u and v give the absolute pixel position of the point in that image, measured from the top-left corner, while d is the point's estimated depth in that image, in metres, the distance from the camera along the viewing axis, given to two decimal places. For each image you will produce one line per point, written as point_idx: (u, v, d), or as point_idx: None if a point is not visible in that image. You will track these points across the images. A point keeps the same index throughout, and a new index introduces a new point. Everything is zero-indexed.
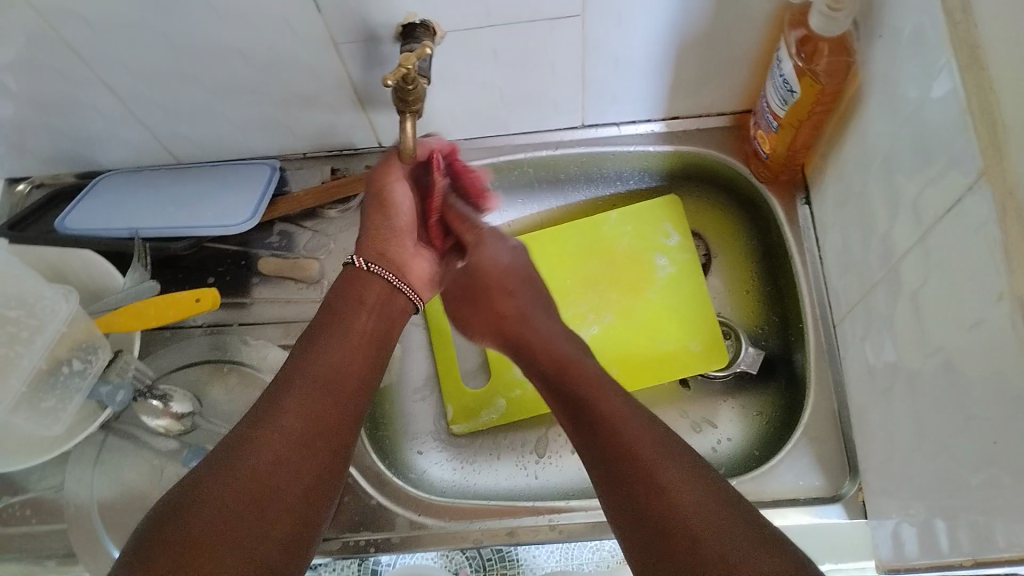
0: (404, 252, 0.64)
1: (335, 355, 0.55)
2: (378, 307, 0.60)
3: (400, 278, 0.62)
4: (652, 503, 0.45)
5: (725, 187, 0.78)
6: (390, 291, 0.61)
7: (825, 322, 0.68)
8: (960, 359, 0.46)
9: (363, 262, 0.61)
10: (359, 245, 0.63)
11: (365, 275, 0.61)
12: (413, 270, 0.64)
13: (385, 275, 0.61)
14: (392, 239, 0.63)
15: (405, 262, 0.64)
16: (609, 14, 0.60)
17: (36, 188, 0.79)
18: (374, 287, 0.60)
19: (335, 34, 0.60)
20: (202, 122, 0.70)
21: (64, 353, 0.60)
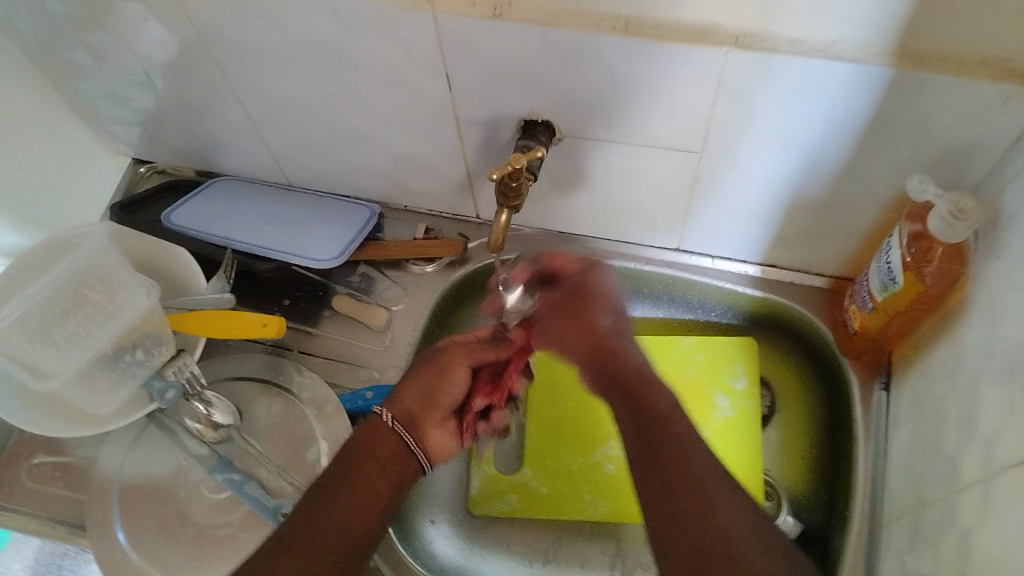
0: (431, 420, 0.61)
1: (343, 510, 0.54)
2: (394, 468, 0.58)
3: (417, 442, 0.60)
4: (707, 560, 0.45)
5: (804, 347, 0.76)
6: (404, 454, 0.59)
7: (872, 517, 0.64)
8: None
9: (388, 417, 0.60)
10: (392, 401, 0.61)
11: (383, 431, 0.59)
12: (433, 439, 0.61)
13: (405, 437, 0.59)
14: (433, 403, 0.62)
15: (431, 424, 0.61)
16: (729, 157, 0.60)
17: (157, 173, 0.83)
18: (387, 443, 0.58)
19: (462, 113, 0.62)
20: (320, 156, 0.73)
21: (130, 341, 0.62)
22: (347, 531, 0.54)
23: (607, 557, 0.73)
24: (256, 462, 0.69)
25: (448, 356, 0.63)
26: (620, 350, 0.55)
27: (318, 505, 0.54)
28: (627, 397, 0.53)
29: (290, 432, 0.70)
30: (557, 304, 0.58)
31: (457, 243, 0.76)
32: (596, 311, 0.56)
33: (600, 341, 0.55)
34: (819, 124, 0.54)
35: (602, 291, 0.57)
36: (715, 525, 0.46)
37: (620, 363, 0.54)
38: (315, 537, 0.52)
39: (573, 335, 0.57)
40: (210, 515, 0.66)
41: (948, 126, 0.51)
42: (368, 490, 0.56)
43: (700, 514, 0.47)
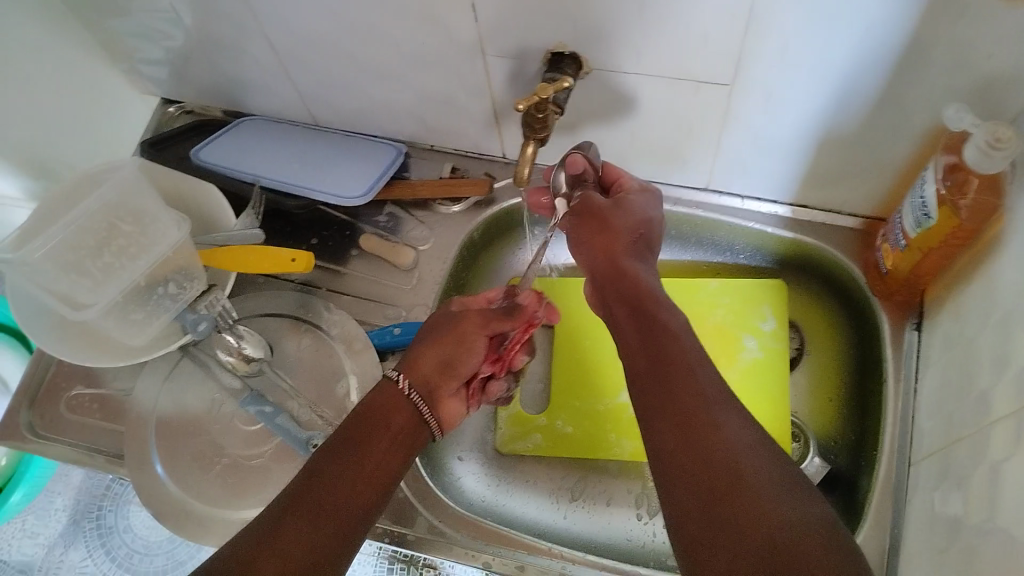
0: (447, 390, 0.62)
1: (347, 474, 0.52)
2: (404, 435, 0.58)
3: (432, 411, 0.60)
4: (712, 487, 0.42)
5: (834, 288, 0.75)
6: (418, 422, 0.59)
7: (901, 456, 0.64)
8: (1021, 536, 0.44)
9: (403, 384, 0.60)
10: (411, 366, 0.61)
11: (401, 401, 0.59)
12: (445, 409, 0.62)
13: (420, 404, 0.59)
14: (447, 369, 0.62)
15: (445, 392, 0.62)
16: (760, 91, 0.59)
17: (185, 113, 0.84)
18: (401, 414, 0.58)
19: (489, 47, 0.61)
20: (346, 93, 0.73)
21: (162, 274, 0.63)
22: (351, 497, 0.52)
23: (633, 495, 0.74)
24: (287, 396, 0.70)
25: (462, 322, 0.63)
26: (635, 269, 0.57)
27: (324, 470, 0.52)
28: (637, 313, 0.54)
29: (320, 367, 0.72)
30: (590, 213, 0.61)
31: (484, 183, 0.76)
32: (626, 216, 0.60)
33: (616, 257, 0.58)
34: (855, 53, 0.53)
35: (620, 212, 0.60)
36: (718, 439, 0.43)
37: (609, 271, 0.58)
38: (320, 498, 0.50)
39: (597, 239, 0.60)
40: (242, 447, 0.68)
41: (989, 52, 0.49)
42: (374, 457, 0.55)
43: (708, 438, 0.44)
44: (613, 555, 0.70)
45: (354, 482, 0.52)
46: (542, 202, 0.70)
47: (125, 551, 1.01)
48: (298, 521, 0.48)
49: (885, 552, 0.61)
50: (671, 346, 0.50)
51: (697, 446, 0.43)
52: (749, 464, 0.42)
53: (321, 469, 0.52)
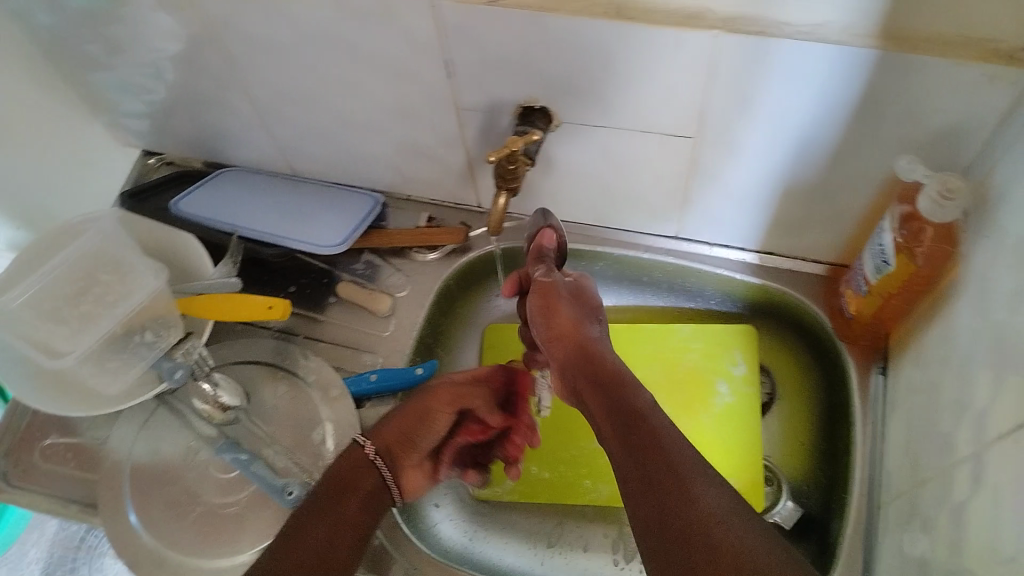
0: (409, 461, 0.64)
1: (322, 534, 0.54)
2: (371, 497, 0.59)
3: (393, 476, 0.62)
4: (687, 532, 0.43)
5: (803, 334, 0.77)
6: (382, 488, 0.60)
7: (870, 498, 0.65)
8: (983, 575, 0.45)
9: (371, 451, 0.61)
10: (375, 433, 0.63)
11: (367, 465, 0.60)
12: (409, 479, 0.64)
13: (384, 471, 0.61)
14: (410, 447, 0.64)
15: (409, 465, 0.64)
16: (724, 143, 0.61)
17: (166, 164, 0.86)
18: (369, 478, 0.60)
19: (462, 101, 0.64)
20: (325, 145, 0.75)
21: (139, 322, 0.64)
22: (333, 546, 0.54)
23: (609, 539, 0.74)
24: (263, 443, 0.70)
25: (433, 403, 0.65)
26: (602, 354, 0.59)
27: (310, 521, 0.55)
28: (604, 391, 0.55)
29: (297, 415, 0.72)
30: (539, 290, 0.65)
31: (459, 231, 0.77)
32: (574, 308, 0.63)
33: (581, 343, 0.60)
34: (811, 109, 0.55)
35: (574, 286, 0.65)
36: (696, 494, 0.45)
37: (581, 349, 0.60)
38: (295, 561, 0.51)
39: (563, 327, 0.62)
40: (217, 494, 0.68)
41: (937, 106, 0.52)
42: (351, 519, 0.56)
43: (682, 487, 0.45)
44: None
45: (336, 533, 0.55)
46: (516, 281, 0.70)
47: None
48: None
49: None
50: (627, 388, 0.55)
51: (669, 482, 0.46)
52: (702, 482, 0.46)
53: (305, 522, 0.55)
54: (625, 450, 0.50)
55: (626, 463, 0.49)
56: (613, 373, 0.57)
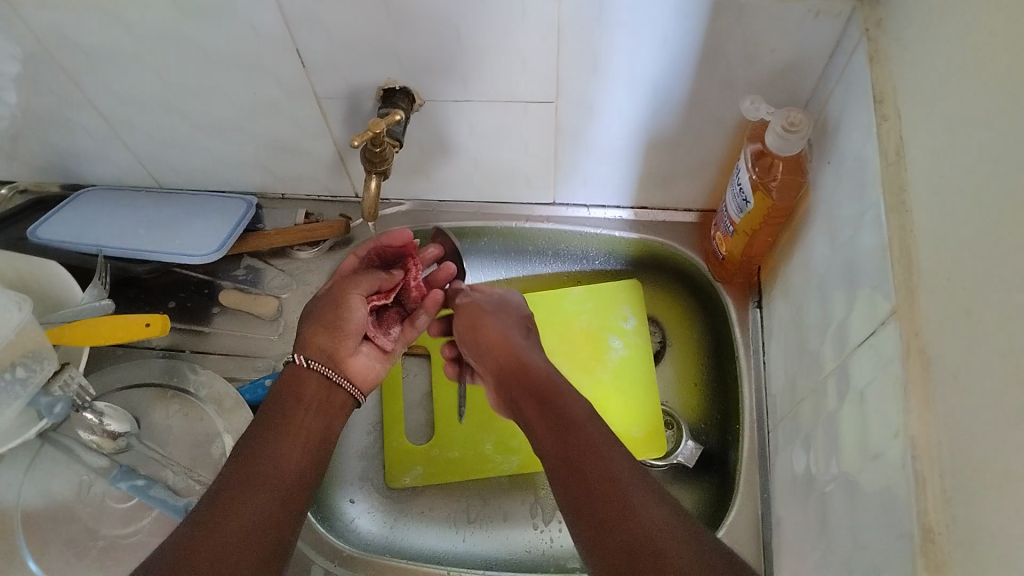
0: (347, 349, 0.64)
1: (270, 461, 0.55)
2: (315, 434, 0.59)
3: (338, 373, 0.63)
4: (614, 521, 0.47)
5: (685, 281, 0.80)
6: (329, 387, 0.62)
7: (760, 425, 0.69)
8: (858, 475, 0.49)
9: (304, 359, 0.62)
10: (304, 340, 0.63)
11: (306, 373, 0.61)
12: (354, 368, 0.65)
13: (327, 372, 0.62)
14: (297, 403, 0.60)
15: (346, 355, 0.64)
16: (583, 104, 0.63)
17: (19, 193, 0.80)
18: (312, 384, 0.61)
19: (321, 90, 0.63)
20: (186, 152, 0.73)
21: (8, 360, 0.60)
22: (282, 476, 0.54)
23: (527, 506, 0.76)
24: (160, 466, 0.68)
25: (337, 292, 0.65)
26: (528, 365, 0.63)
27: (225, 498, 0.51)
28: (543, 405, 0.59)
29: (194, 432, 0.70)
30: (471, 315, 0.69)
31: (338, 224, 0.76)
32: (491, 320, 0.68)
33: (517, 359, 0.64)
34: (659, 61, 0.57)
35: (507, 304, 0.71)
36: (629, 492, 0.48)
37: (516, 368, 0.64)
38: (246, 492, 0.52)
39: (492, 344, 0.66)
40: (119, 525, 0.66)
41: (772, 46, 0.55)
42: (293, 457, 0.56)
43: (612, 483, 0.49)
44: (515, 568, 0.72)
45: (265, 494, 0.52)
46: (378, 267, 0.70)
47: None
48: (226, 514, 0.50)
49: (758, 516, 0.67)
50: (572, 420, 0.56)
51: (599, 474, 0.50)
52: (651, 511, 0.46)
53: (224, 499, 0.50)
54: (561, 451, 0.53)
55: (560, 461, 0.53)
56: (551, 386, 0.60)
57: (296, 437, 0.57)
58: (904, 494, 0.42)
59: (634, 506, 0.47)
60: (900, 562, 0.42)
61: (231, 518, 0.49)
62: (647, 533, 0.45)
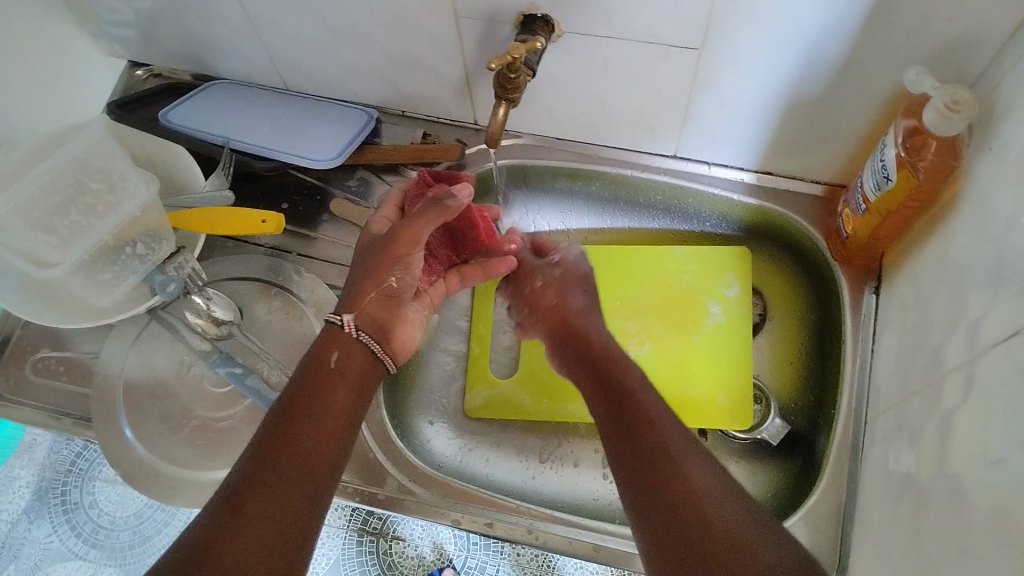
0: (398, 316, 0.61)
1: (324, 396, 0.54)
2: (359, 382, 0.57)
3: (386, 346, 0.60)
4: (671, 504, 0.46)
5: (796, 255, 0.77)
6: (374, 361, 0.59)
7: (857, 413, 0.67)
8: (969, 480, 0.46)
9: (353, 327, 0.58)
10: (353, 305, 0.59)
11: (350, 340, 0.58)
12: (400, 337, 0.62)
13: (372, 344, 0.58)
14: (337, 375, 0.55)
15: (398, 322, 0.62)
16: (729, 56, 0.60)
17: (153, 77, 0.83)
18: (357, 357, 0.57)
19: (461, 9, 0.62)
20: (317, 56, 0.73)
21: (132, 235, 0.63)
22: (334, 410, 0.54)
23: (599, 455, 0.75)
24: (258, 358, 0.71)
25: (400, 237, 0.60)
26: (585, 326, 0.64)
27: (245, 495, 0.46)
28: (592, 368, 0.60)
29: (291, 332, 0.72)
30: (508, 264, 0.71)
31: (453, 148, 0.77)
32: (568, 290, 0.67)
33: (570, 320, 0.65)
34: (821, 19, 0.54)
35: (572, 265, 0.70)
36: (688, 474, 0.47)
37: (568, 327, 0.64)
38: (302, 429, 0.51)
39: (551, 308, 0.67)
40: (212, 409, 0.69)
41: (950, 15, 0.51)
42: (342, 398, 0.55)
43: (668, 464, 0.48)
44: (581, 514, 0.72)
45: (316, 426, 0.52)
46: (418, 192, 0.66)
47: (91, 526, 1.01)
48: (280, 447, 0.49)
49: (841, 506, 0.65)
50: (639, 428, 0.51)
51: (653, 452, 0.49)
52: (728, 514, 0.44)
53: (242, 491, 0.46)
54: (612, 424, 0.53)
55: (611, 430, 0.53)
56: (607, 352, 0.61)
57: (328, 425, 0.52)
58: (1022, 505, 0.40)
59: (710, 498, 0.45)
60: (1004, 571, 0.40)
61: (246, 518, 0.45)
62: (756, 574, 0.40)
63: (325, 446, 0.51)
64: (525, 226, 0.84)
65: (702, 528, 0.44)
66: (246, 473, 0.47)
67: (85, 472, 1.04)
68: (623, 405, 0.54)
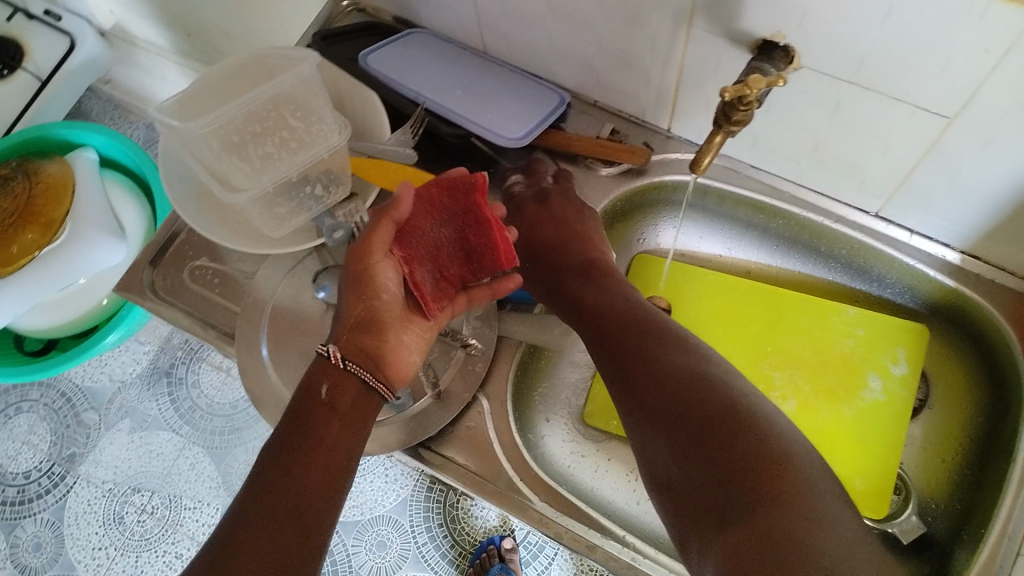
0: (393, 343, 0.57)
1: (310, 437, 0.51)
2: (351, 414, 0.53)
3: (377, 374, 0.55)
4: (688, 433, 0.49)
5: (980, 350, 0.71)
6: (366, 391, 0.55)
7: (1010, 543, 0.61)
8: None
9: (339, 356, 0.54)
10: (337, 335, 0.55)
11: (334, 368, 0.54)
12: (395, 362, 0.57)
13: (362, 374, 0.54)
14: (326, 410, 0.52)
15: (389, 349, 0.57)
16: (980, 133, 0.54)
17: (356, 10, 0.82)
18: (348, 388, 0.54)
19: (697, 18, 0.57)
20: (527, 29, 0.70)
21: (314, 175, 0.63)
22: (322, 451, 0.51)
23: None
24: None
25: (365, 257, 0.56)
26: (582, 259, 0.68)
27: (231, 546, 0.47)
28: (593, 303, 0.64)
29: None
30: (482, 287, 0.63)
31: (641, 151, 0.73)
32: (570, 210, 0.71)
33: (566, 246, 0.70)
34: None
35: (559, 199, 0.72)
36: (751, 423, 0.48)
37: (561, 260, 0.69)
38: (285, 479, 0.50)
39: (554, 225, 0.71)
40: None
41: None
42: (330, 441, 0.52)
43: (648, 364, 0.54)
44: None
45: (302, 470, 0.50)
46: (436, 190, 0.59)
47: (191, 403, 1.19)
48: (261, 508, 0.48)
49: None
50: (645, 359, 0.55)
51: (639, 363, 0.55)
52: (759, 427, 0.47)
53: (231, 547, 0.47)
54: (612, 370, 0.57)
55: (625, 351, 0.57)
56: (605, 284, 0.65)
57: (319, 462, 0.51)
58: None
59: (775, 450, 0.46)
60: None
61: (246, 558, 0.46)
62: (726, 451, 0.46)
63: (307, 495, 0.49)
64: (682, 245, 0.81)
65: (702, 440, 0.48)
66: (218, 547, 0.47)
67: (193, 353, 1.24)
68: (624, 328, 0.59)
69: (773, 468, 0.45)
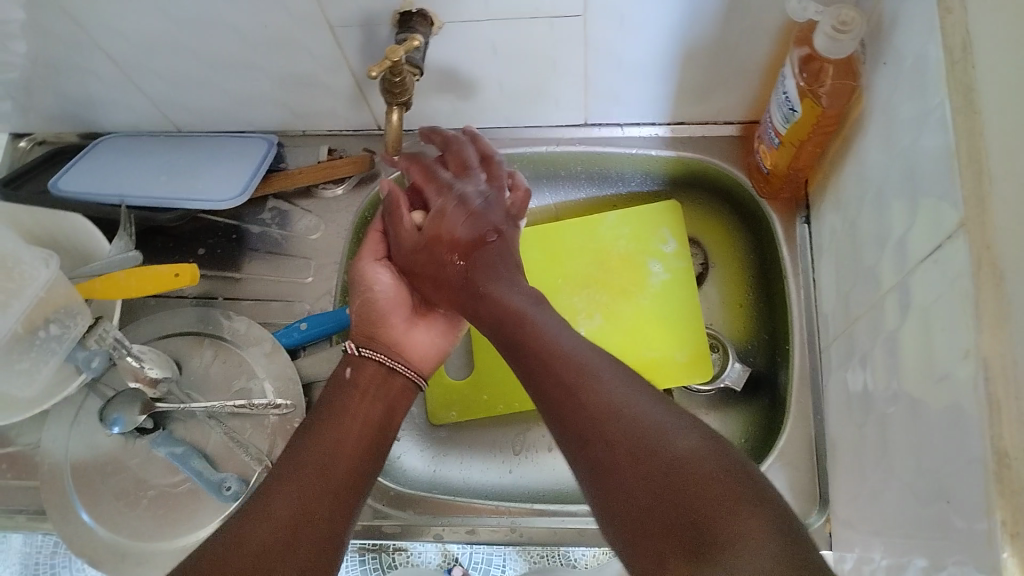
0: (403, 330, 0.62)
1: (333, 437, 0.53)
2: (374, 385, 0.59)
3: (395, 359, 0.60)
4: (585, 440, 0.44)
5: (726, 199, 0.77)
6: (385, 373, 0.59)
7: (812, 345, 0.67)
8: (923, 397, 0.45)
9: (353, 346, 0.60)
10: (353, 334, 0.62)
11: (360, 358, 0.60)
12: (413, 346, 0.63)
13: (380, 358, 0.60)
14: (352, 390, 0.58)
15: (403, 335, 0.62)
16: (613, 15, 0.58)
17: (38, 145, 0.79)
18: (367, 369, 0.59)
19: (332, 17, 0.59)
20: (201, 93, 0.70)
21: (42, 316, 0.60)
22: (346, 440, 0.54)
23: None
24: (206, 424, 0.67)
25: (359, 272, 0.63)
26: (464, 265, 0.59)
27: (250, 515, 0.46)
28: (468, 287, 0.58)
29: (232, 374, 0.70)
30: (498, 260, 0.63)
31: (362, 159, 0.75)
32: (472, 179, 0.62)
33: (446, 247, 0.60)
34: None
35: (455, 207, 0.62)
36: (667, 437, 0.42)
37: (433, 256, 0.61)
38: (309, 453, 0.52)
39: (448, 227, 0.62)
40: (164, 475, 0.66)
41: None
42: (357, 429, 0.55)
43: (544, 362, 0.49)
44: (566, 498, 0.72)
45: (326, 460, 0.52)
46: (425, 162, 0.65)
47: None
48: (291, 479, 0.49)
49: (812, 439, 0.65)
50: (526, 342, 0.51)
51: (533, 360, 0.50)
52: (675, 448, 0.41)
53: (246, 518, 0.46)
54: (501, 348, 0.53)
55: (529, 361, 0.50)
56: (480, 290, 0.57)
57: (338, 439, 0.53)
58: (977, 417, 0.38)
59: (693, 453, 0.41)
60: (974, 483, 0.38)
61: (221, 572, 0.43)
62: (671, 476, 0.40)
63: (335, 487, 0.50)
64: None
65: (609, 444, 0.43)
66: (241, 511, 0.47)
67: None
68: (501, 318, 0.54)
69: (699, 475, 0.40)
